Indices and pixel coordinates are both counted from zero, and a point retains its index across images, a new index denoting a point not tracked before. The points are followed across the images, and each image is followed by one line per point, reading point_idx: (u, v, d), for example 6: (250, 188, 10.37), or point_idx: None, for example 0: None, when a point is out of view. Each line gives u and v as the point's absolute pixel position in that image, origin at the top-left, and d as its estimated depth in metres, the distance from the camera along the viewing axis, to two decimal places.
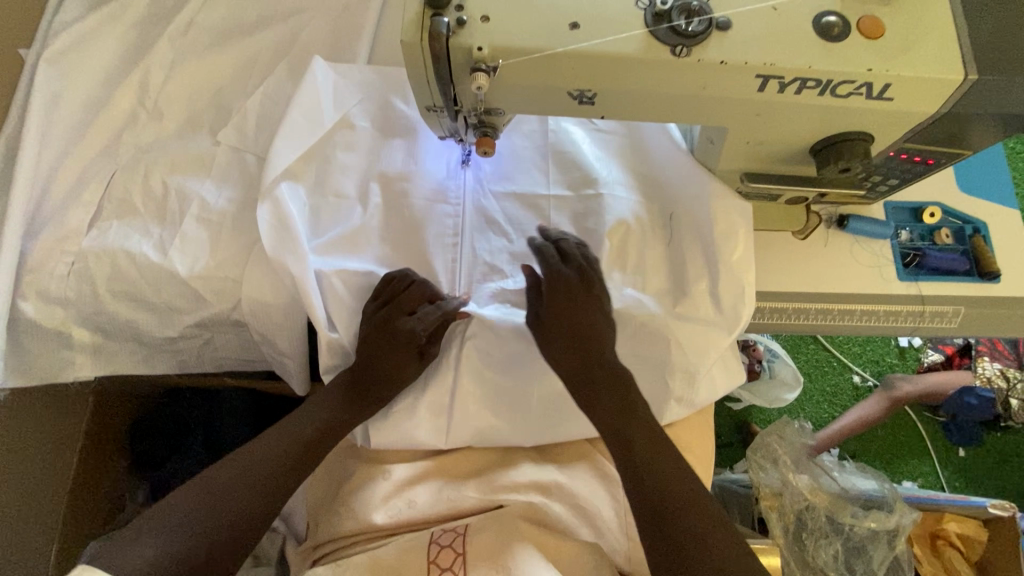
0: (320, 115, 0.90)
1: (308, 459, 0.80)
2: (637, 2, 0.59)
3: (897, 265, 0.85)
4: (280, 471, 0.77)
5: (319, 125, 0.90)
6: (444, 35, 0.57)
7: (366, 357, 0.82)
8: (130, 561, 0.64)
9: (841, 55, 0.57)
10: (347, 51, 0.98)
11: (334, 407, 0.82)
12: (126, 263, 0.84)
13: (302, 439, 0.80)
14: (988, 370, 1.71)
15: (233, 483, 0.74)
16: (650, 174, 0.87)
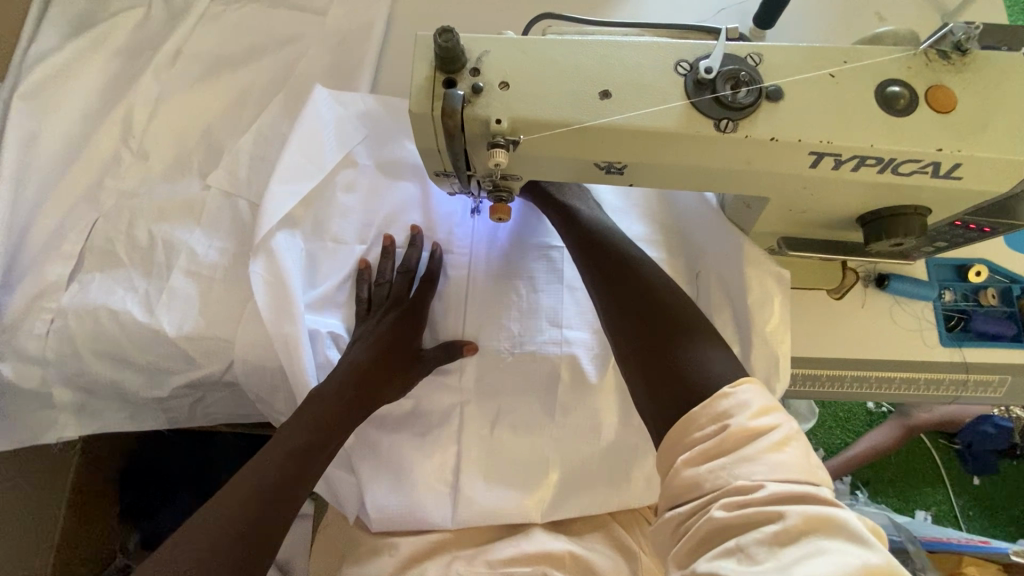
0: (319, 151, 0.84)
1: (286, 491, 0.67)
2: (677, 66, 0.52)
3: (940, 329, 0.79)
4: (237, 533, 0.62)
5: (319, 163, 0.84)
6: (458, 110, 0.50)
7: (347, 406, 0.75)
8: None
9: (906, 131, 0.51)
10: (347, 82, 0.90)
11: (289, 457, 0.69)
12: (108, 322, 0.78)
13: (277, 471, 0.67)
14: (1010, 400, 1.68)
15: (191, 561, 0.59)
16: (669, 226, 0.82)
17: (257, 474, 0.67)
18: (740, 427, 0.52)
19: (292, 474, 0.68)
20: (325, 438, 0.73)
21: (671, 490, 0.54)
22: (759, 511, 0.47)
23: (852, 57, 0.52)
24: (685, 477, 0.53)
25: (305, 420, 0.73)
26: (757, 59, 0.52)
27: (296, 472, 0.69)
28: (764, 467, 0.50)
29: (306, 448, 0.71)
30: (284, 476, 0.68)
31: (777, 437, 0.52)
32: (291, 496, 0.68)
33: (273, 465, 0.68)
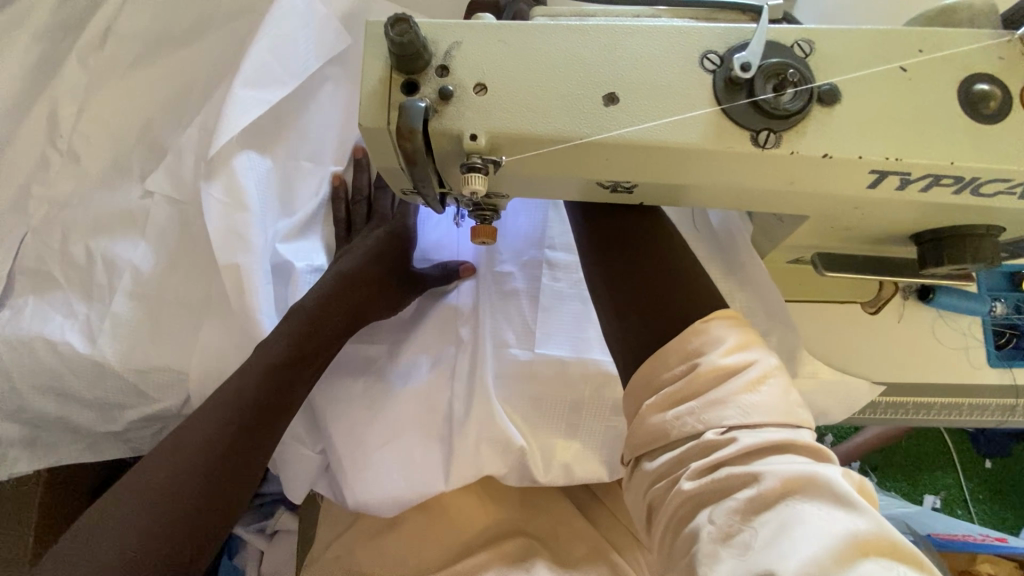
0: (292, 56, 0.72)
1: (268, 413, 0.60)
2: (703, 60, 0.40)
3: (988, 348, 0.69)
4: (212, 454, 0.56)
5: (292, 71, 0.72)
6: (420, 128, 0.38)
7: (330, 328, 0.66)
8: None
9: (997, 143, 0.40)
10: None
11: (271, 377, 0.61)
12: (46, 354, 0.69)
13: (256, 391, 0.60)
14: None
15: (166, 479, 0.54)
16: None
17: (235, 392, 0.59)
18: (710, 366, 0.44)
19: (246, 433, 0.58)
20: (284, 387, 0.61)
21: (636, 442, 0.46)
22: (733, 473, 0.39)
23: (930, 44, 0.40)
24: (650, 426, 0.45)
25: (257, 364, 0.61)
26: (807, 48, 0.40)
27: (251, 430, 0.59)
28: (736, 413, 0.42)
29: (265, 400, 0.60)
30: (264, 397, 0.60)
31: (754, 374, 0.43)
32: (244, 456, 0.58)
33: (250, 385, 0.60)
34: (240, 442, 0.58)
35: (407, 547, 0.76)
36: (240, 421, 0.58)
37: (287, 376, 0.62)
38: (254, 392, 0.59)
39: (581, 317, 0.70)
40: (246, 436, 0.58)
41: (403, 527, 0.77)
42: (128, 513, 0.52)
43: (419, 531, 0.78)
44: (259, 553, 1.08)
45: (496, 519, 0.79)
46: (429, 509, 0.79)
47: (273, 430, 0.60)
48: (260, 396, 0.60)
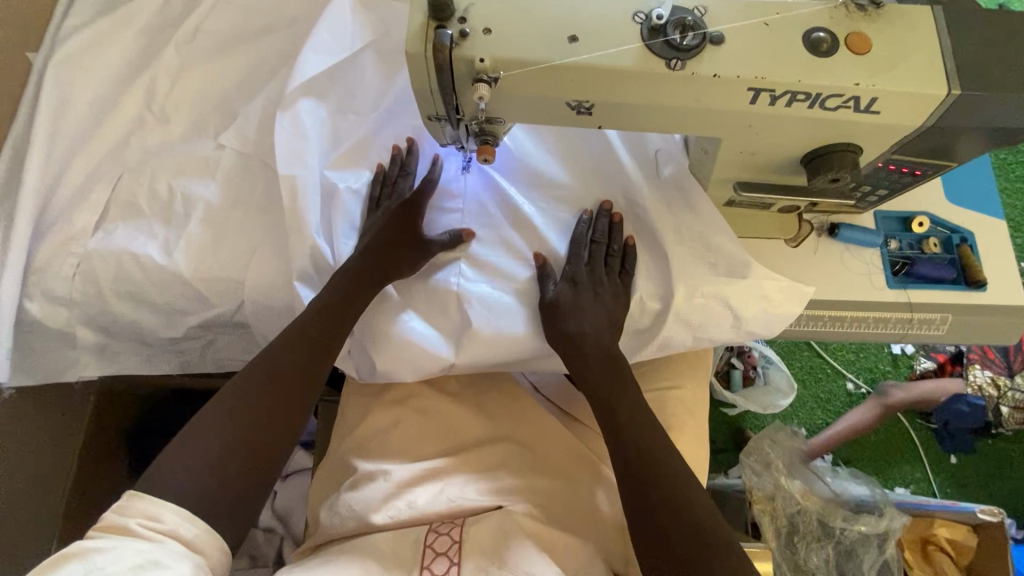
0: (345, 36, 0.95)
1: (312, 348, 0.81)
2: (635, 16, 0.61)
3: (886, 273, 0.87)
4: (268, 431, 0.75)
5: (344, 45, 0.94)
6: (447, 46, 0.59)
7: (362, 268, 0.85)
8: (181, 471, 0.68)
9: (830, 69, 0.60)
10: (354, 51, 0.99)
11: (317, 323, 0.82)
12: (131, 264, 0.86)
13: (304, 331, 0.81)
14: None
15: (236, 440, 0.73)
16: (641, 135, 0.91)
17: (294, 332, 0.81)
18: None
19: (298, 373, 0.79)
20: (329, 332, 0.82)
21: None
22: None
23: (783, 9, 0.61)
24: None
25: (309, 315, 0.82)
26: (703, 10, 0.61)
27: (302, 369, 0.80)
28: None
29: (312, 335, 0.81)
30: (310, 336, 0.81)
31: None
32: (297, 388, 0.79)
33: (302, 327, 0.81)
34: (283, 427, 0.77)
35: (409, 444, 0.91)
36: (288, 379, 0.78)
37: (327, 316, 0.82)
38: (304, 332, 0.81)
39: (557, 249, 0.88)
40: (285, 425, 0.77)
41: (403, 427, 0.91)
42: (216, 433, 0.72)
43: (418, 431, 0.91)
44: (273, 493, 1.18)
45: (482, 425, 0.93)
46: (425, 416, 0.93)
47: (317, 371, 0.81)
48: (307, 338, 0.81)
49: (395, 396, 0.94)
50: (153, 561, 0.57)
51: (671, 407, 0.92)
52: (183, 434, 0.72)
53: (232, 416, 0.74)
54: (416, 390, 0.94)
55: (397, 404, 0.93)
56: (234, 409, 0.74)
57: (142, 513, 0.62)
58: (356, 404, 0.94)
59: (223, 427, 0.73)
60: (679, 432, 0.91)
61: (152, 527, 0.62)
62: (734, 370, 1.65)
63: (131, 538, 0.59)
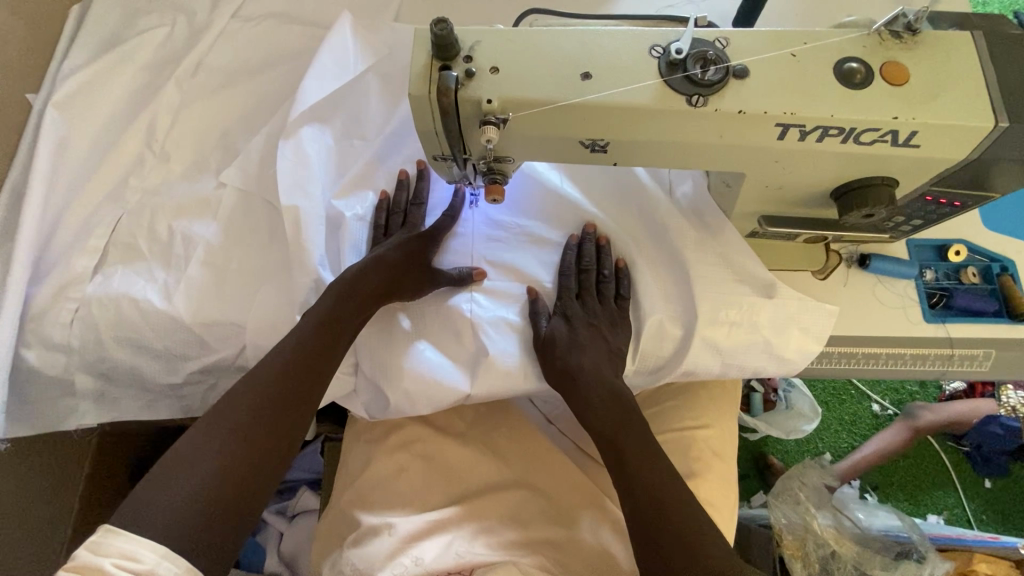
0: (346, 62, 0.93)
1: (310, 365, 0.75)
2: (651, 50, 0.57)
3: (923, 306, 0.82)
4: (261, 453, 0.69)
5: (345, 71, 0.92)
6: (452, 89, 0.55)
7: (366, 284, 0.80)
8: (162, 498, 0.62)
9: (865, 102, 0.55)
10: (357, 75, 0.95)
11: (315, 337, 0.76)
12: (129, 309, 0.83)
13: (303, 345, 0.76)
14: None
15: (224, 461, 0.66)
16: None
17: (292, 346, 0.75)
18: None
19: (290, 394, 0.73)
20: (324, 351, 0.77)
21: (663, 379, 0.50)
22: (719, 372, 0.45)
23: (811, 39, 0.57)
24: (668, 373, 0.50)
25: (304, 333, 0.77)
26: (724, 42, 0.57)
27: (296, 389, 0.74)
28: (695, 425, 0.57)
29: (314, 351, 0.76)
30: (310, 350, 0.76)
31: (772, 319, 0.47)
32: (292, 411, 0.73)
33: (300, 339, 0.76)
34: (277, 448, 0.70)
35: (416, 492, 0.86)
36: (283, 395, 0.72)
37: (327, 330, 0.77)
38: (302, 346, 0.76)
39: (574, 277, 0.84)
40: (280, 445, 0.71)
41: (409, 474, 0.87)
42: (202, 455, 0.66)
43: (424, 478, 0.87)
44: (279, 535, 1.14)
45: (495, 469, 0.89)
46: (431, 462, 0.89)
47: (313, 391, 0.75)
48: (305, 353, 0.75)
49: (400, 441, 0.89)
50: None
51: (698, 448, 0.87)
52: (165, 462, 0.66)
53: (219, 442, 0.67)
54: (423, 433, 0.89)
55: (404, 448, 0.89)
56: (222, 434, 0.68)
57: (118, 552, 0.55)
58: (362, 450, 0.90)
59: (210, 454, 0.66)
60: (705, 475, 0.86)
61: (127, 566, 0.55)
62: (754, 392, 1.58)
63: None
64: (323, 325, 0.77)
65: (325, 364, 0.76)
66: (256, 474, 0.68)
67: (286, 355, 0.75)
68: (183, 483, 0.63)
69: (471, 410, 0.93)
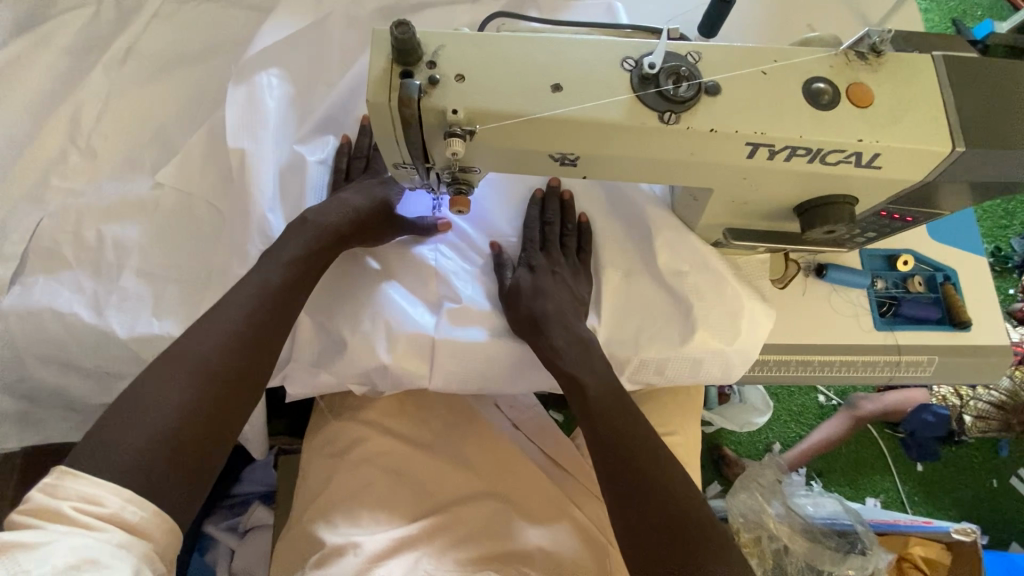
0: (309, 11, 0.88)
1: (279, 302, 0.71)
2: (623, 63, 0.55)
3: (873, 315, 0.85)
4: (230, 391, 0.65)
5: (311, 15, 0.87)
6: (415, 99, 0.51)
7: (332, 226, 0.76)
8: (124, 439, 0.58)
9: (831, 124, 0.55)
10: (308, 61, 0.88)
11: (284, 276, 0.72)
12: (52, 323, 0.75)
13: (270, 284, 0.71)
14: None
15: (190, 399, 0.62)
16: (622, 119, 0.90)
17: (257, 284, 0.71)
18: None
19: (258, 332, 0.68)
20: (293, 293, 0.72)
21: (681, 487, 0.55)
22: None
23: (780, 57, 0.57)
24: None
25: (270, 272, 0.72)
26: (696, 57, 0.56)
27: (261, 329, 0.69)
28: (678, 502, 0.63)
29: (283, 290, 0.72)
30: (277, 288, 0.71)
31: None
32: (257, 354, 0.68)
33: (266, 278, 0.71)
34: (246, 386, 0.66)
35: (382, 508, 0.83)
36: (251, 333, 0.68)
37: (295, 271, 0.73)
38: (270, 284, 0.71)
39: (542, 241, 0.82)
40: (250, 383, 0.67)
41: (373, 490, 0.84)
42: (164, 394, 0.62)
43: (389, 493, 0.84)
44: (230, 552, 1.08)
45: (465, 480, 0.87)
46: (398, 476, 0.86)
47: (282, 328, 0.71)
48: (275, 291, 0.71)
49: (363, 455, 0.86)
50: (91, 562, 0.47)
51: None
52: (120, 405, 0.61)
53: (180, 383, 0.63)
54: (387, 446, 0.87)
55: (367, 462, 0.86)
56: (185, 372, 0.63)
57: (78, 495, 0.53)
58: (323, 466, 0.87)
59: (171, 395, 0.62)
60: None
61: (90, 511, 0.52)
62: (712, 388, 1.59)
63: (66, 529, 0.49)
64: (291, 265, 0.73)
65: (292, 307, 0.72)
66: (225, 412, 0.64)
67: (252, 292, 0.70)
68: (147, 423, 0.60)
69: (437, 420, 0.91)
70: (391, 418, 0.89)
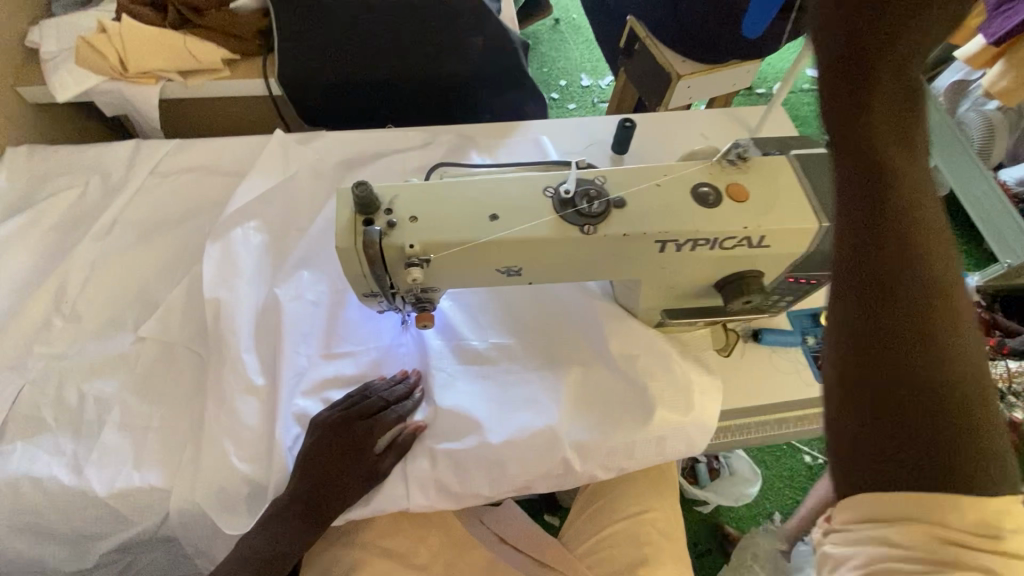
0: (278, 173, 1.02)
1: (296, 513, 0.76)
2: (545, 191, 0.68)
3: (812, 367, 0.93)
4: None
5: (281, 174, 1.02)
6: (376, 241, 0.62)
7: (335, 450, 0.77)
8: None
9: (720, 218, 0.68)
10: (279, 213, 0.98)
11: (305, 488, 0.76)
12: (29, 491, 0.75)
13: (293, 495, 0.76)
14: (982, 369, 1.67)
15: None
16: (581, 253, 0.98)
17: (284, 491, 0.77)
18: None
19: (276, 540, 0.75)
20: (305, 508, 0.76)
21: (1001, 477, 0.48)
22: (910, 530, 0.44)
23: (668, 172, 0.71)
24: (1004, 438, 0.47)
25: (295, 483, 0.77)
26: (603, 179, 0.69)
27: (282, 537, 0.75)
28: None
29: (301, 501, 0.76)
30: (299, 499, 0.76)
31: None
32: (297, 533, 0.76)
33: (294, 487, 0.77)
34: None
35: None
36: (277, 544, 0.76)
37: (312, 480, 0.77)
38: (293, 494, 0.76)
39: (506, 349, 0.90)
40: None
41: None
42: None
43: None
44: None
45: None
46: None
47: (299, 537, 0.76)
48: (297, 503, 0.76)
49: None
50: None
51: (647, 533, 0.93)
52: None
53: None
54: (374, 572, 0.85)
55: None
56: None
57: None
58: None
59: None
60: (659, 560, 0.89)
61: None
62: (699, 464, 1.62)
63: None
64: (310, 478, 0.77)
65: (331, 494, 0.77)
66: None
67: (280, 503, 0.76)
68: None
69: (425, 536, 0.92)
70: (388, 537, 0.89)
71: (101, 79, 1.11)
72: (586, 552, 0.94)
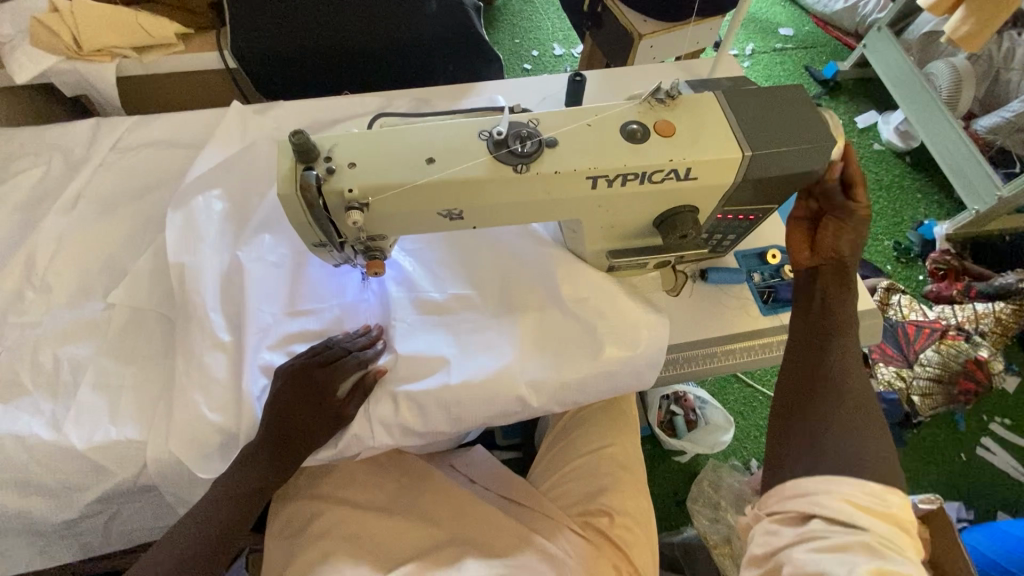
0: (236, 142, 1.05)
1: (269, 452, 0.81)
2: (480, 134, 0.71)
3: (758, 303, 0.98)
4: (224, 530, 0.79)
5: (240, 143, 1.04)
6: (315, 185, 0.65)
7: (299, 398, 0.82)
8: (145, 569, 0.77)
9: (647, 153, 0.71)
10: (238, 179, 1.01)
11: (275, 429, 0.81)
12: (11, 449, 0.80)
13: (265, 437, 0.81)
14: (947, 310, 1.68)
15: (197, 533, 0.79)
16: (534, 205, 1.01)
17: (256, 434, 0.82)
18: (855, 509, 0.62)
19: (251, 477, 0.80)
20: (277, 447, 0.81)
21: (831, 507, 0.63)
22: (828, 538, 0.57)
23: (598, 112, 0.74)
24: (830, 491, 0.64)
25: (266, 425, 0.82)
26: (536, 122, 0.73)
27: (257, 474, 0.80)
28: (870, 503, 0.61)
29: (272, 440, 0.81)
30: (270, 440, 0.81)
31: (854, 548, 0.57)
32: (268, 472, 0.81)
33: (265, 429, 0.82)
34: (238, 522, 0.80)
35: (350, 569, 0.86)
36: (252, 483, 0.80)
37: (281, 422, 0.81)
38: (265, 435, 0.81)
39: (463, 298, 0.93)
40: (245, 518, 0.81)
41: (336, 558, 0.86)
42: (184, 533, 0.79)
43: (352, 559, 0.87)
44: None
45: (426, 530, 0.91)
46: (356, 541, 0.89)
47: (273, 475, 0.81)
48: (270, 443, 0.81)
49: (325, 524, 0.89)
50: None
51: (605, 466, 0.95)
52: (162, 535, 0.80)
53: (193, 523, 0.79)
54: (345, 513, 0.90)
55: (329, 532, 0.89)
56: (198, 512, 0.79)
57: None
58: (286, 544, 0.90)
59: (183, 538, 0.78)
60: (617, 490, 0.94)
61: None
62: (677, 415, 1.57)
63: None
64: (279, 419, 0.81)
65: (300, 435, 0.82)
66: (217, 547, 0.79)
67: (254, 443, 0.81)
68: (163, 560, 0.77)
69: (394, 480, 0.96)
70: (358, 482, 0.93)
71: (57, 59, 1.12)
72: (550, 488, 0.98)
